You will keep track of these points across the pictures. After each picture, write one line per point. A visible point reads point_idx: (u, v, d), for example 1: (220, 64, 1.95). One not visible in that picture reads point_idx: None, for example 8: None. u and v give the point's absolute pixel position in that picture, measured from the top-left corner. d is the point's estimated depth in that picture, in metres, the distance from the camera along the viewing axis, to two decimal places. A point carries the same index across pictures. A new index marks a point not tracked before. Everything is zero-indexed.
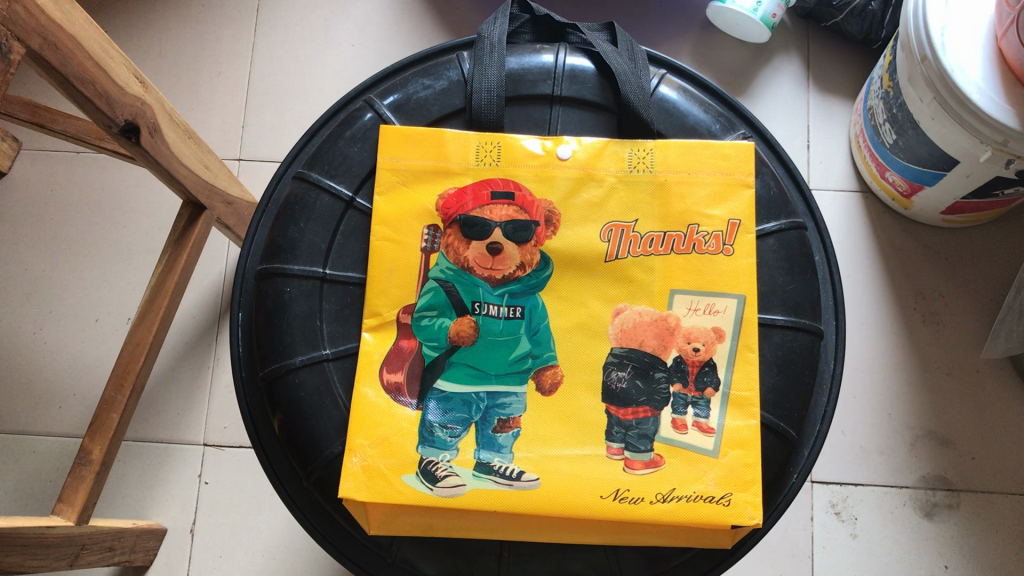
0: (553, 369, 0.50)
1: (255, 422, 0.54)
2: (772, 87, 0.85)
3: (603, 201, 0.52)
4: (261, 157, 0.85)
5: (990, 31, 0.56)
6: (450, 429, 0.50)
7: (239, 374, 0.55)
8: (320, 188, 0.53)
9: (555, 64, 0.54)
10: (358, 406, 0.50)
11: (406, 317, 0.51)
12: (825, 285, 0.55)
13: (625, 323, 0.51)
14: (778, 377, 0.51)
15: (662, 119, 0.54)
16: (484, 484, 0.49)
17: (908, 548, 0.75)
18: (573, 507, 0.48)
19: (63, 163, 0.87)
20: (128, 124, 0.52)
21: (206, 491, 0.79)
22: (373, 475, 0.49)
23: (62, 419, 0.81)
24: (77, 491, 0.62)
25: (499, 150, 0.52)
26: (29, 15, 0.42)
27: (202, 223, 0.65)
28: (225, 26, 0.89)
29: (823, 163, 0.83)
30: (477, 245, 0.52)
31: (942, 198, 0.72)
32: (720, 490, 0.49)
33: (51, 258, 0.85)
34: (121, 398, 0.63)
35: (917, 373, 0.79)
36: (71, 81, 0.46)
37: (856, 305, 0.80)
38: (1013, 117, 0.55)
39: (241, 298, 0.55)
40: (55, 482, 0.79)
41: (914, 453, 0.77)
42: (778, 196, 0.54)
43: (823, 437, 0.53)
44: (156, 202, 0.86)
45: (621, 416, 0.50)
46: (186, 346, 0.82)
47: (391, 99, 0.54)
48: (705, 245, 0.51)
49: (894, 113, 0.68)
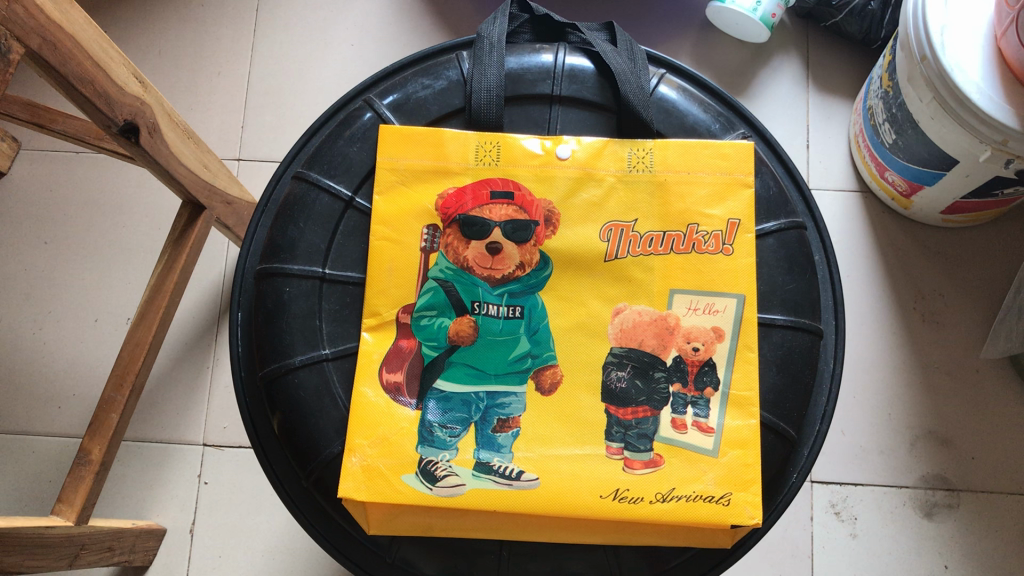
0: (553, 368, 0.50)
1: (254, 422, 0.54)
2: (772, 87, 0.85)
3: (603, 201, 0.52)
4: (260, 157, 0.85)
5: (990, 31, 0.56)
6: (450, 429, 0.50)
7: (239, 374, 0.55)
8: (320, 188, 0.53)
9: (555, 64, 0.54)
10: (358, 406, 0.50)
11: (406, 317, 0.51)
12: (825, 285, 0.55)
13: (624, 323, 0.51)
14: (778, 376, 0.51)
15: (661, 118, 0.54)
16: (484, 483, 0.49)
17: (907, 548, 0.75)
18: (572, 507, 0.48)
19: (63, 163, 0.87)
20: (128, 124, 0.52)
21: (205, 491, 0.79)
22: (373, 475, 0.49)
23: (62, 419, 0.81)
24: (76, 491, 0.62)
25: (498, 150, 0.52)
26: (29, 16, 0.42)
27: (202, 222, 0.65)
28: (224, 26, 0.89)
29: (823, 163, 0.83)
30: (476, 245, 0.52)
31: (942, 198, 0.72)
32: (720, 490, 0.49)
33: (51, 258, 0.85)
34: (121, 398, 0.63)
35: (917, 373, 0.79)
36: (70, 81, 0.46)
37: (855, 305, 0.80)
38: (1013, 117, 0.55)
39: (240, 298, 0.55)
40: (55, 482, 0.79)
41: (914, 453, 0.77)
42: (778, 196, 0.54)
43: (823, 436, 0.53)
44: (156, 202, 0.86)
45: (620, 416, 0.50)
46: (186, 346, 0.82)
47: (390, 99, 0.54)
48: (705, 245, 0.51)
49: (893, 112, 0.68)
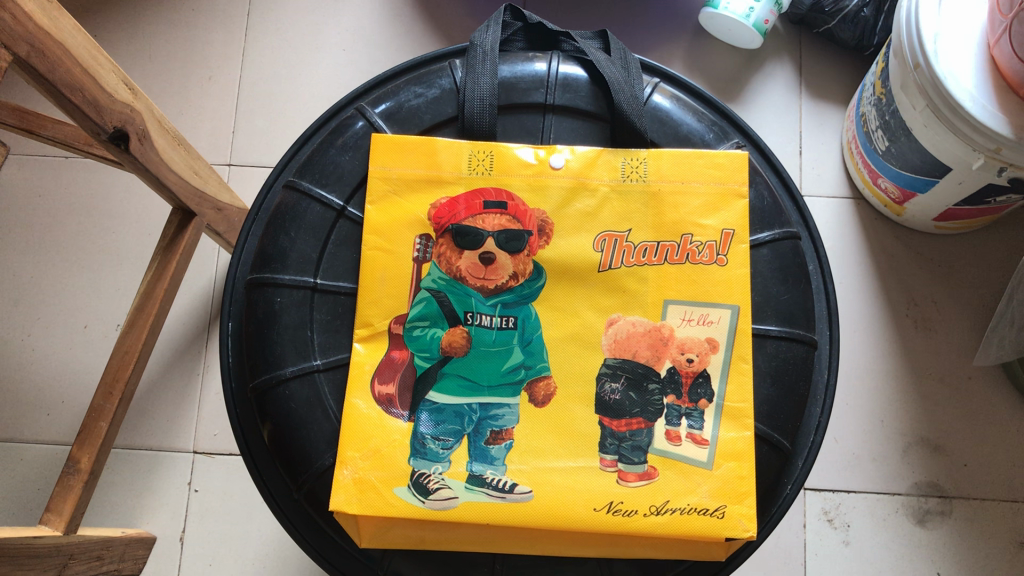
0: (546, 379, 0.50)
1: (245, 434, 0.54)
2: (765, 93, 0.85)
3: (596, 211, 0.52)
4: (252, 161, 0.85)
5: (983, 39, 0.57)
6: (443, 441, 0.49)
7: (228, 385, 0.54)
8: (311, 197, 0.53)
9: (548, 72, 0.54)
10: (349, 418, 0.50)
11: (398, 328, 0.51)
12: (819, 295, 0.55)
13: (618, 334, 0.50)
14: (771, 388, 0.51)
15: (655, 127, 0.54)
16: (476, 496, 0.49)
17: (900, 555, 0.75)
18: (565, 521, 0.48)
19: (52, 169, 0.86)
20: (117, 131, 0.51)
21: (195, 499, 0.78)
22: (364, 487, 0.48)
23: (51, 427, 0.80)
24: (65, 501, 0.61)
25: (492, 160, 0.52)
26: (16, 23, 0.41)
27: (191, 230, 0.65)
28: (214, 31, 0.88)
29: (815, 170, 0.83)
30: (469, 255, 0.51)
31: (934, 206, 0.73)
32: (714, 503, 0.48)
33: (39, 264, 0.84)
34: (110, 406, 0.62)
35: (910, 381, 0.79)
36: (59, 89, 0.45)
37: (849, 311, 0.80)
38: (1007, 126, 0.55)
39: (230, 307, 0.55)
40: (44, 491, 0.78)
41: (906, 460, 0.77)
42: (773, 206, 0.54)
43: (817, 447, 0.53)
44: (145, 208, 0.85)
45: (614, 428, 0.50)
46: (175, 353, 0.81)
47: (382, 108, 0.54)
48: (700, 255, 0.51)
49: (887, 119, 0.68)
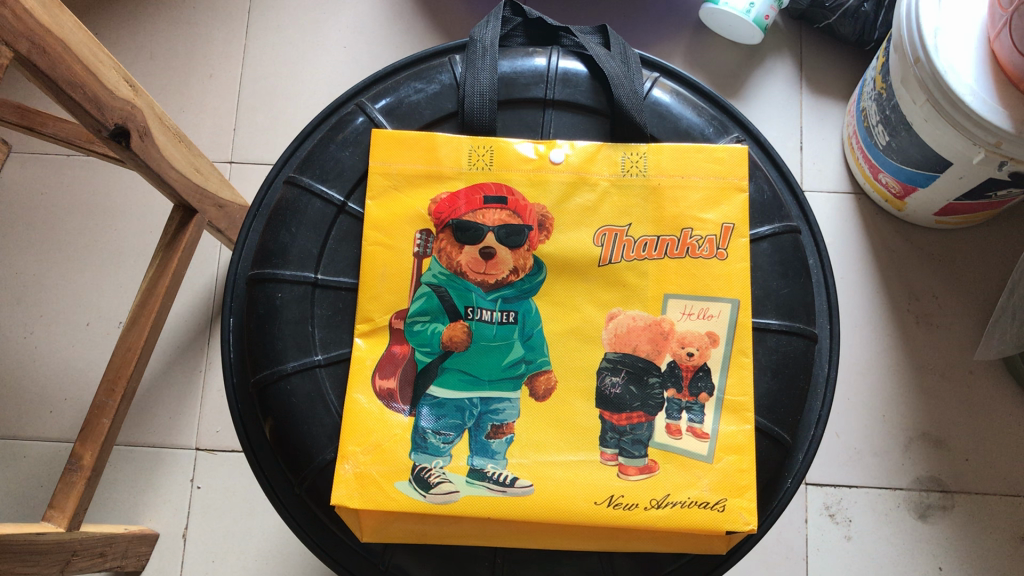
0: (546, 374, 0.50)
1: (246, 428, 0.54)
2: (765, 88, 0.85)
3: (596, 205, 0.52)
4: (252, 160, 0.85)
5: (983, 33, 0.57)
6: (443, 435, 0.50)
7: (229, 379, 0.54)
8: (311, 193, 0.53)
9: (548, 67, 0.54)
10: (350, 413, 0.50)
11: (399, 323, 0.51)
12: (819, 290, 0.55)
13: (618, 328, 0.51)
14: (772, 381, 0.51)
15: (655, 122, 0.54)
16: (477, 490, 0.49)
17: (902, 549, 0.75)
18: (565, 514, 0.48)
19: (53, 167, 0.86)
20: (118, 128, 0.51)
21: (197, 495, 0.78)
22: (365, 482, 0.49)
23: (54, 424, 0.80)
24: (67, 497, 0.61)
25: (492, 155, 0.52)
26: (17, 20, 0.41)
27: (192, 227, 0.65)
28: (215, 28, 0.88)
29: (816, 165, 0.83)
30: (470, 250, 0.51)
31: (935, 200, 0.73)
32: (714, 496, 0.48)
33: (41, 262, 0.84)
34: (112, 403, 0.63)
35: (911, 375, 0.79)
36: (60, 85, 0.45)
37: (849, 307, 0.80)
38: (1007, 120, 0.55)
39: (231, 303, 0.55)
40: (46, 487, 0.78)
41: (908, 454, 0.77)
42: (773, 200, 0.53)
43: (817, 441, 0.53)
44: (146, 207, 0.85)
45: (615, 422, 0.50)
46: (176, 351, 0.82)
47: (382, 103, 0.54)
48: (700, 250, 0.51)
49: (887, 114, 0.68)
